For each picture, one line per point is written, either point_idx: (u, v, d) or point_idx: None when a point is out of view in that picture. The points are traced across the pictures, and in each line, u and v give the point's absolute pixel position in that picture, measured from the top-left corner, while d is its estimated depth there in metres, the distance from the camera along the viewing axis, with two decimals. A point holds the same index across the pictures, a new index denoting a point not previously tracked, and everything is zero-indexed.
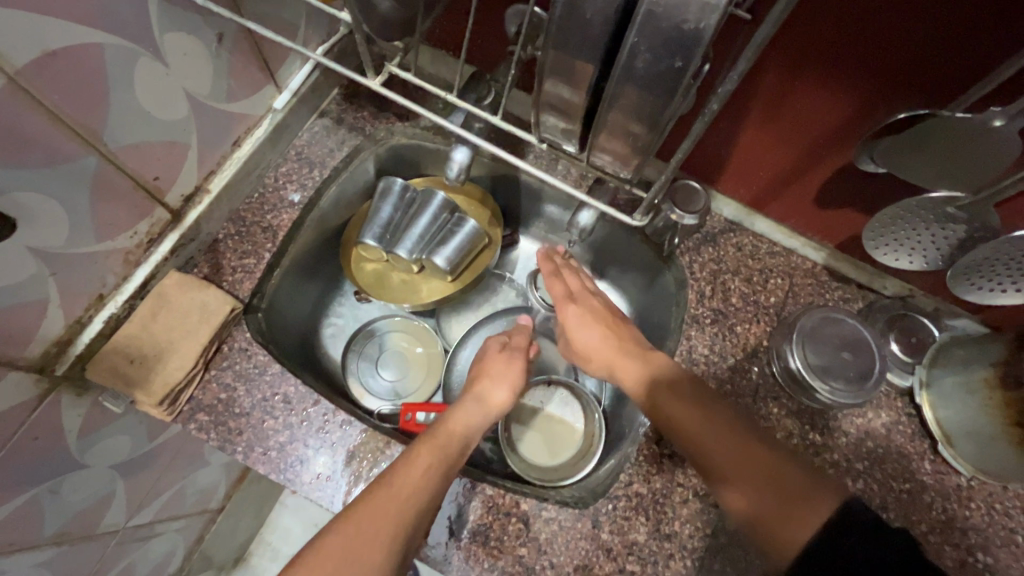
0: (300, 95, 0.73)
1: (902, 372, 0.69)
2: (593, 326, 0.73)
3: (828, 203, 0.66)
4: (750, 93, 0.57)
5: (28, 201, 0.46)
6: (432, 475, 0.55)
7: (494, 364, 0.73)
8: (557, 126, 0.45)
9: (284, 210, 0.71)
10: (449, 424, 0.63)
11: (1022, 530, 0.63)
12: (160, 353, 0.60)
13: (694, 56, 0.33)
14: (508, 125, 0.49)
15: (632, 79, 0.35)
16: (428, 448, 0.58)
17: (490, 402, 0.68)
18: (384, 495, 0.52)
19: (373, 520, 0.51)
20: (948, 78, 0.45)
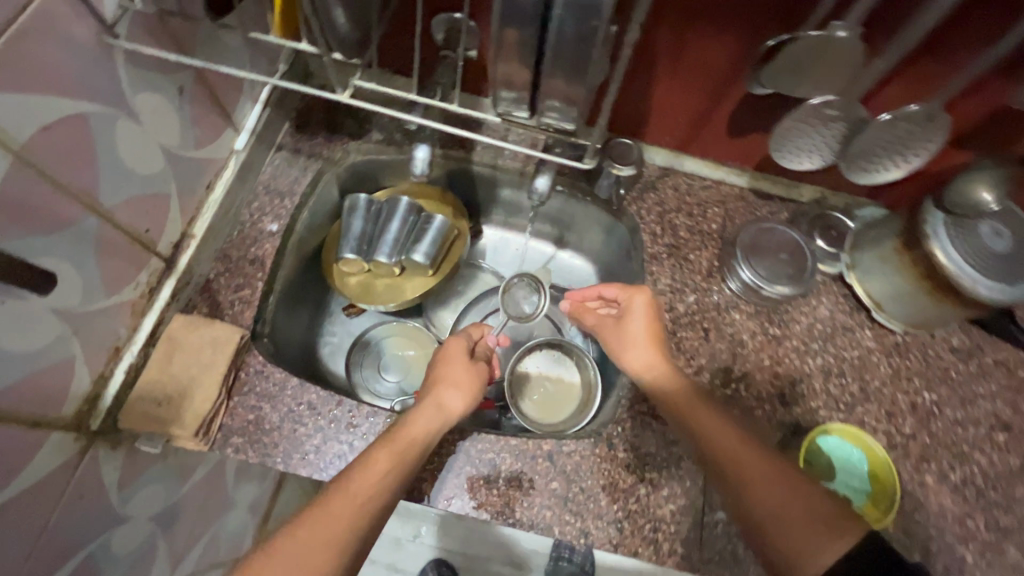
0: (257, 133, 0.78)
1: (830, 262, 0.81)
2: (637, 322, 0.72)
3: (739, 132, 0.76)
4: (653, 50, 0.67)
5: (46, 265, 0.51)
6: (387, 482, 0.56)
7: (456, 365, 0.71)
8: (512, 98, 0.53)
9: (266, 239, 0.77)
10: (409, 429, 0.61)
11: (950, 365, 0.76)
12: (184, 391, 0.64)
13: (601, 19, 0.42)
14: (464, 109, 0.58)
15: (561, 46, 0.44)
16: (387, 452, 0.58)
17: (451, 409, 0.66)
18: (341, 501, 0.53)
19: (327, 523, 0.51)
20: (799, 4, 0.56)
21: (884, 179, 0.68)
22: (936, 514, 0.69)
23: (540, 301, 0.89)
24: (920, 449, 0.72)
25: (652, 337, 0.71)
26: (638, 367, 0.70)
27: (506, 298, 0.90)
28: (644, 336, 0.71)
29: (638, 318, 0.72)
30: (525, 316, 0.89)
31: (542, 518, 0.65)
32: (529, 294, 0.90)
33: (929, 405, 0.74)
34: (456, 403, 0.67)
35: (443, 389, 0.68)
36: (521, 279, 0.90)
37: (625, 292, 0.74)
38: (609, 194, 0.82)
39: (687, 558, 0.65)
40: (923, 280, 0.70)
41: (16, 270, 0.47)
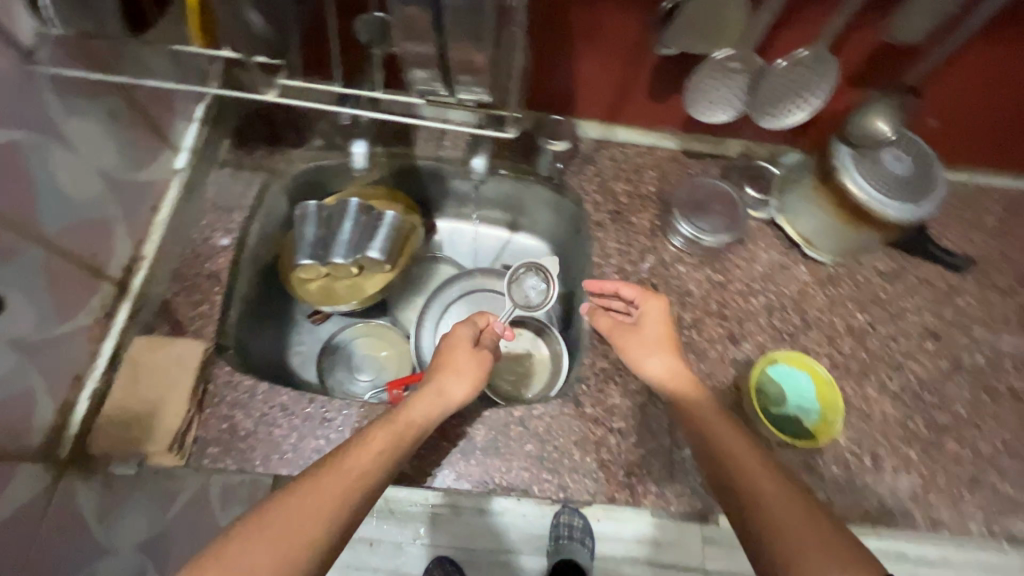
0: (196, 151, 0.80)
1: (760, 208, 0.86)
2: (653, 325, 0.72)
3: (661, 97, 0.81)
4: (567, 26, 0.71)
5: None
6: (382, 461, 0.55)
7: (459, 353, 0.71)
8: (427, 77, 0.58)
9: (219, 255, 0.77)
10: (407, 413, 0.62)
11: (879, 287, 0.83)
12: (153, 408, 0.65)
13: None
14: (389, 95, 0.63)
15: None
16: (385, 433, 0.58)
17: (452, 396, 0.66)
18: (334, 475, 0.52)
19: (321, 495, 0.49)
20: None
21: (790, 124, 0.71)
22: (880, 422, 0.75)
23: (547, 290, 0.89)
24: (859, 366, 0.78)
25: (669, 342, 0.71)
26: (655, 368, 0.69)
27: (514, 287, 0.91)
28: (660, 340, 0.71)
29: (655, 322, 0.72)
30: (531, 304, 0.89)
31: (520, 479, 0.68)
32: (536, 282, 0.90)
33: (864, 326, 0.81)
34: (457, 390, 0.67)
35: (445, 376, 0.67)
36: (529, 270, 0.90)
37: (642, 296, 0.74)
38: (549, 169, 0.87)
39: (662, 495, 0.69)
40: (839, 212, 0.76)
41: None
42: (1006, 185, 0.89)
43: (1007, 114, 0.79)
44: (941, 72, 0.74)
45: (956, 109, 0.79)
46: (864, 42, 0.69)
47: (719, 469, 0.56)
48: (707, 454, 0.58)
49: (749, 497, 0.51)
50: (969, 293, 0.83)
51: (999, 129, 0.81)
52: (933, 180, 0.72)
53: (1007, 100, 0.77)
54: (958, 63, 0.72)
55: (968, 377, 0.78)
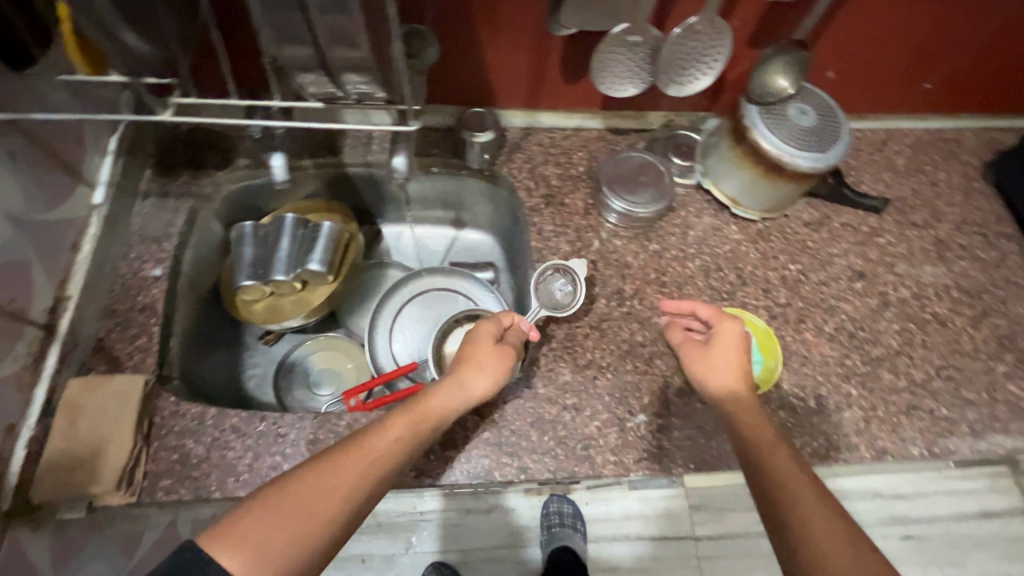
0: (115, 184, 0.78)
1: (687, 175, 0.89)
2: (729, 350, 0.66)
3: (575, 79, 0.84)
4: (471, 17, 0.73)
5: None
6: (400, 449, 0.53)
7: (484, 347, 0.67)
8: (315, 79, 0.56)
9: (151, 286, 0.76)
10: (428, 403, 0.59)
11: (806, 237, 0.86)
12: (97, 449, 0.64)
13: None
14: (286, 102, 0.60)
15: None
16: (404, 421, 0.56)
17: (472, 392, 0.64)
18: (356, 454, 0.50)
19: (344, 472, 0.48)
20: None
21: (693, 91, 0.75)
22: (820, 364, 0.78)
23: (575, 291, 0.79)
24: (796, 313, 0.81)
25: (742, 370, 0.65)
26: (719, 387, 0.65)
27: (540, 287, 0.80)
28: (733, 365, 0.65)
29: (730, 345, 0.66)
30: (561, 307, 0.78)
31: (482, 467, 0.69)
32: (564, 283, 0.80)
33: (797, 275, 0.84)
34: (478, 384, 0.64)
35: (468, 370, 0.64)
36: (556, 270, 0.81)
37: (718, 318, 0.69)
38: (479, 163, 0.88)
39: (621, 463, 0.71)
40: (757, 167, 0.78)
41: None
42: (909, 126, 0.95)
43: (897, 58, 0.84)
44: (832, 23, 0.78)
45: (852, 58, 0.83)
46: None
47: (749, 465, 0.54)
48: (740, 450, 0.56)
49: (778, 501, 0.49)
50: (889, 232, 0.87)
51: (894, 72, 0.86)
52: (838, 126, 0.76)
53: (897, 43, 0.81)
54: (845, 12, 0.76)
55: (896, 310, 0.82)
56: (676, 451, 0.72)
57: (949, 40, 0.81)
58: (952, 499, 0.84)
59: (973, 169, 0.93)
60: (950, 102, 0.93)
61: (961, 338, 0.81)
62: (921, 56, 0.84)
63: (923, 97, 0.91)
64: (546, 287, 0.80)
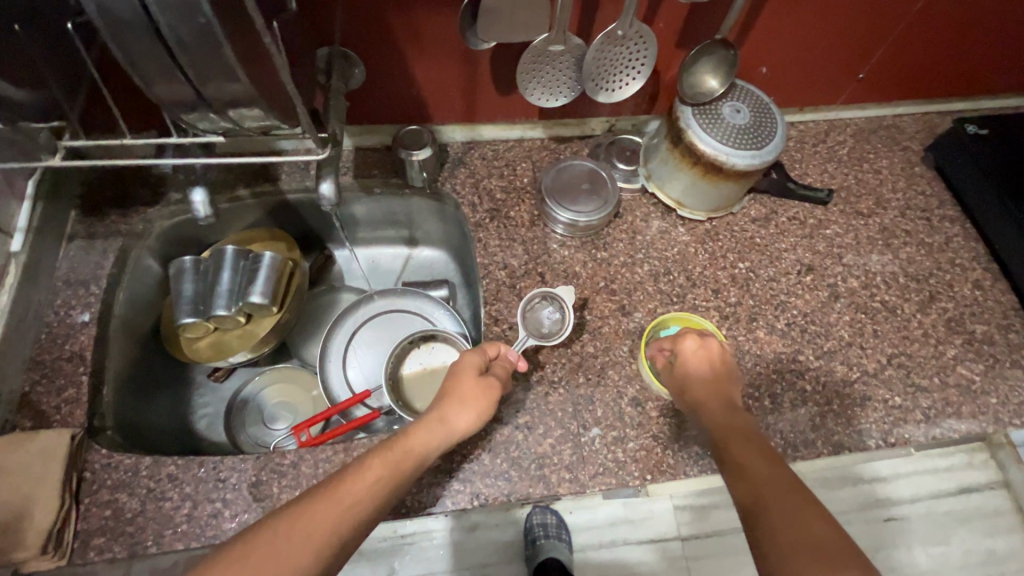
0: (35, 229, 0.75)
1: (632, 180, 0.88)
2: (696, 366, 0.67)
3: (509, 90, 0.82)
4: (393, 35, 0.72)
5: None
6: (378, 490, 0.51)
7: (465, 379, 0.64)
8: (202, 116, 0.53)
9: (80, 332, 0.73)
10: (408, 442, 0.57)
11: (754, 233, 0.86)
12: (20, 511, 0.61)
13: (209, 15, 0.41)
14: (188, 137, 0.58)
15: (187, 47, 0.43)
16: (382, 461, 0.53)
17: (455, 427, 0.60)
18: (329, 500, 0.48)
19: (314, 520, 0.46)
20: None
21: (624, 96, 0.75)
22: (772, 361, 0.77)
23: (563, 318, 0.76)
24: (747, 312, 0.81)
25: (716, 383, 0.65)
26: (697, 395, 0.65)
27: (527, 316, 0.77)
28: (705, 380, 0.66)
29: (693, 362, 0.67)
30: (548, 336, 0.75)
31: (432, 496, 0.68)
32: (552, 311, 0.77)
33: (746, 273, 0.83)
34: (461, 419, 0.61)
35: (450, 403, 0.62)
36: (544, 300, 0.78)
37: (677, 338, 0.71)
38: (421, 180, 0.85)
39: (576, 480, 0.69)
40: (694, 168, 0.78)
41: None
42: (848, 116, 0.95)
43: (827, 51, 0.84)
44: (758, 19, 0.77)
45: (783, 53, 0.84)
46: (674, 2, 0.71)
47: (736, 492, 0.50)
48: (727, 472, 0.53)
49: (766, 534, 0.44)
50: (836, 223, 0.87)
51: (827, 63, 0.87)
52: (774, 122, 0.76)
53: (826, 34, 0.81)
54: (769, 8, 0.76)
55: (845, 301, 0.82)
56: (632, 463, 0.70)
57: (875, 28, 0.82)
58: (932, 477, 0.82)
59: (914, 154, 0.94)
60: (885, 91, 0.94)
61: (911, 325, 0.81)
62: (851, 46, 0.84)
63: (859, 86, 0.92)
64: (534, 316, 0.77)
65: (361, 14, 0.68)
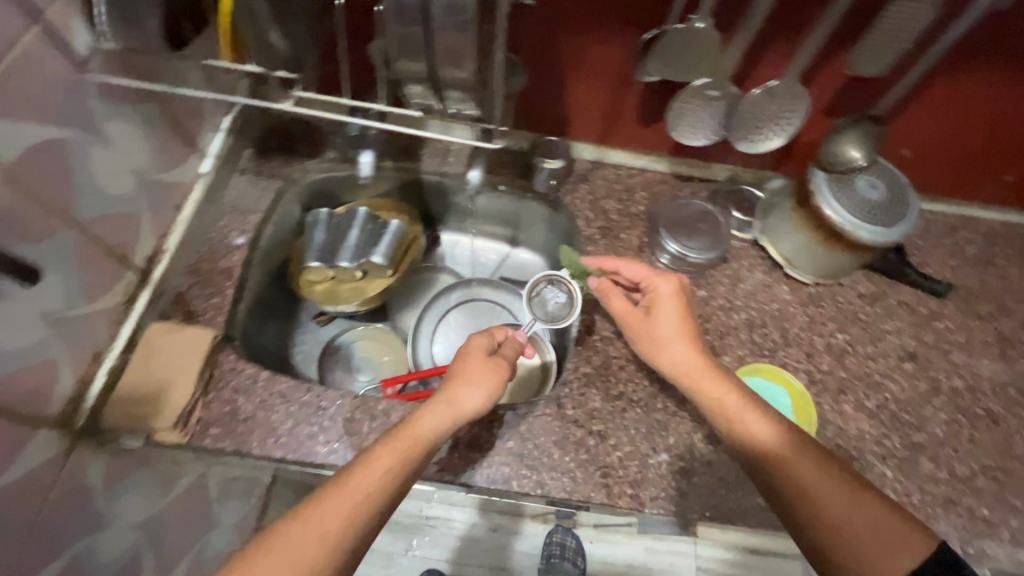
0: (221, 157, 0.88)
1: (745, 230, 0.90)
2: (669, 310, 0.73)
3: (648, 121, 0.88)
4: (562, 53, 0.78)
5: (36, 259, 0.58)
6: (388, 484, 0.55)
7: (472, 360, 0.68)
8: (421, 91, 0.61)
9: (233, 252, 0.83)
10: (416, 426, 0.60)
11: (860, 308, 0.85)
12: (162, 388, 0.71)
13: (468, 14, 0.50)
14: (389, 108, 0.67)
15: (443, 25, 0.51)
16: (390, 451, 0.57)
17: (462, 406, 0.64)
18: (340, 494, 0.53)
19: (326, 516, 0.52)
20: (651, 10, 0.69)
21: (766, 148, 0.79)
22: (855, 439, 0.77)
23: (569, 297, 0.81)
24: (837, 383, 0.80)
25: (686, 333, 0.71)
26: (676, 364, 0.70)
27: (535, 301, 0.83)
28: (677, 331, 0.71)
29: (670, 311, 0.73)
30: (554, 316, 0.81)
31: (500, 473, 0.72)
32: (558, 292, 0.83)
33: (843, 345, 0.83)
34: (471, 399, 0.64)
35: (458, 385, 0.65)
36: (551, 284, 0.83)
37: (654, 279, 0.75)
38: (545, 187, 0.91)
39: (637, 497, 0.71)
40: (816, 232, 0.79)
41: (14, 267, 0.54)
42: (983, 216, 0.93)
43: (976, 147, 0.84)
44: (913, 101, 0.78)
45: (931, 140, 0.84)
46: (836, 71, 0.75)
47: (776, 471, 0.60)
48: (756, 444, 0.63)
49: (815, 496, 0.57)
50: (949, 318, 0.85)
51: (972, 159, 0.86)
52: (908, 204, 0.76)
53: (979, 131, 0.81)
54: (928, 93, 0.77)
55: (945, 398, 0.80)
56: (694, 497, 0.72)
57: None
58: None
59: None
60: None
61: (1014, 440, 0.78)
62: (1001, 147, 0.83)
63: (1003, 188, 0.90)
64: (540, 296, 0.83)
65: (543, 30, 0.75)
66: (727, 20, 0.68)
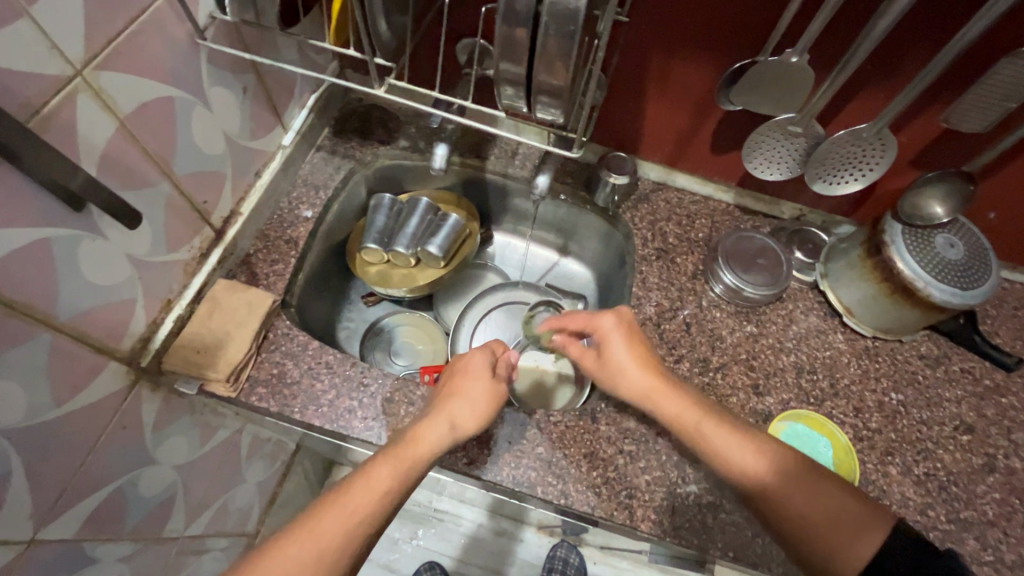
0: (301, 133, 0.91)
1: (806, 271, 0.88)
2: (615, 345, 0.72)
3: (721, 150, 0.87)
4: (645, 73, 0.79)
5: (135, 204, 0.63)
6: (383, 502, 0.57)
7: (475, 380, 0.70)
8: (513, 94, 0.62)
9: (301, 224, 0.88)
10: (415, 443, 0.62)
11: (919, 369, 0.82)
12: (222, 341, 0.74)
13: (578, 26, 0.51)
14: (477, 106, 0.66)
15: (550, 32, 0.52)
16: (388, 469, 0.59)
17: (462, 426, 0.65)
18: (336, 514, 0.55)
19: (323, 535, 0.54)
20: (744, 39, 0.70)
21: (843, 191, 0.78)
22: (897, 503, 0.73)
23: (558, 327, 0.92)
24: (884, 443, 0.77)
25: (640, 364, 0.70)
26: (634, 390, 0.70)
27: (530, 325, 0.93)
28: (633, 364, 0.71)
29: (619, 346, 0.72)
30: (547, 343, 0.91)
31: (525, 476, 0.72)
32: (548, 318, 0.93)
33: (896, 405, 0.80)
34: (469, 420, 0.66)
35: (457, 407, 0.66)
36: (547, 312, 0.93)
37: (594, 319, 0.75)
38: (606, 202, 0.91)
39: (659, 523, 0.70)
40: (882, 284, 0.77)
41: (117, 205, 0.58)
42: None
43: None
44: (1008, 164, 0.75)
45: (1020, 205, 0.80)
46: (930, 121, 0.72)
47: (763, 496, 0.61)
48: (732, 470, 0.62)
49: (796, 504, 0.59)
50: (1015, 394, 0.81)
51: None
52: (988, 268, 0.72)
53: None
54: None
55: (1001, 477, 0.75)
56: (717, 533, 0.70)
57: None
58: None
59: None
60: None
61: None
62: None
63: None
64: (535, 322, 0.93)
65: (631, 49, 0.77)
66: (821, 56, 0.68)
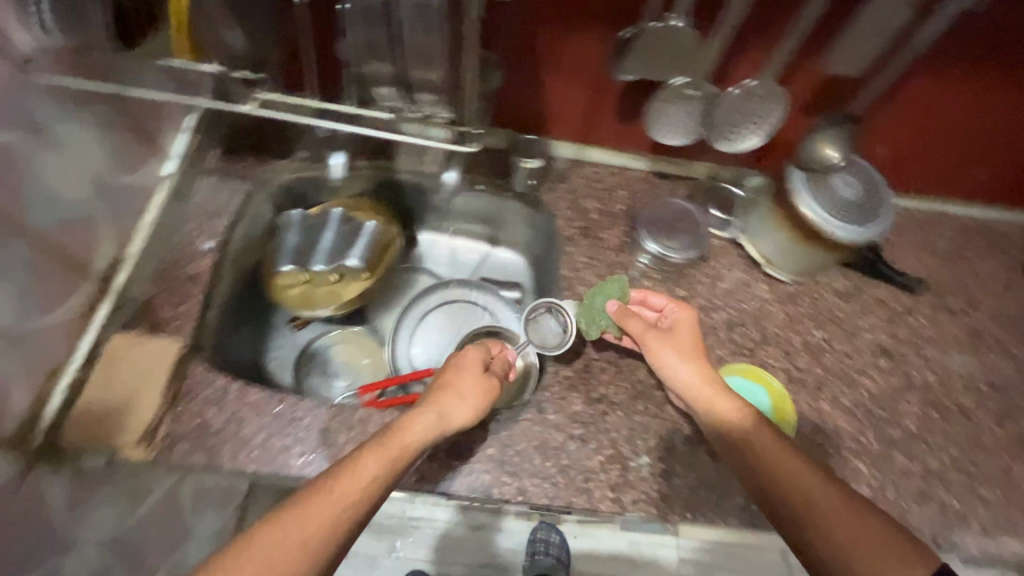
0: (184, 158, 0.83)
1: (724, 228, 0.90)
2: (686, 332, 0.75)
3: (627, 119, 0.86)
4: (537, 53, 0.77)
5: None
6: (375, 491, 0.54)
7: (466, 374, 0.69)
8: None
9: (199, 258, 0.79)
10: (406, 435, 0.60)
11: (837, 306, 0.86)
12: (127, 401, 0.69)
13: None
14: None
15: None
16: (378, 458, 0.56)
17: (451, 420, 0.64)
18: (326, 497, 0.51)
19: (314, 518, 0.50)
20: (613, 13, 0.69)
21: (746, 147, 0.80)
22: (832, 435, 0.78)
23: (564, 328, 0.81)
24: (814, 381, 0.81)
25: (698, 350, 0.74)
26: (687, 383, 0.71)
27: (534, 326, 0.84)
28: (691, 347, 0.74)
29: (687, 332, 0.75)
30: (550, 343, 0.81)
31: (480, 480, 0.71)
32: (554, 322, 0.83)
33: (820, 342, 0.84)
34: (460, 414, 0.65)
35: (449, 399, 0.65)
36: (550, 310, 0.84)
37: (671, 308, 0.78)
38: (524, 187, 0.90)
39: (618, 500, 0.71)
40: (793, 231, 0.79)
41: None
42: (958, 212, 0.94)
43: (946, 147, 0.86)
44: (889, 100, 0.79)
45: (905, 137, 0.85)
46: (812, 67, 0.74)
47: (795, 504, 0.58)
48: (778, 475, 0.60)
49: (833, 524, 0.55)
50: (922, 314, 0.87)
51: (948, 155, 0.87)
52: (881, 203, 0.76)
53: (979, 121, 0.81)
54: (914, 87, 0.77)
55: (919, 393, 0.81)
56: (675, 499, 0.72)
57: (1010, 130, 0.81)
58: None
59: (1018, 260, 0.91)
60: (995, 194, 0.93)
61: (984, 433, 0.80)
62: (970, 147, 0.85)
63: (974, 186, 0.92)
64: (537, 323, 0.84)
65: (519, 28, 0.74)
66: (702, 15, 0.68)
